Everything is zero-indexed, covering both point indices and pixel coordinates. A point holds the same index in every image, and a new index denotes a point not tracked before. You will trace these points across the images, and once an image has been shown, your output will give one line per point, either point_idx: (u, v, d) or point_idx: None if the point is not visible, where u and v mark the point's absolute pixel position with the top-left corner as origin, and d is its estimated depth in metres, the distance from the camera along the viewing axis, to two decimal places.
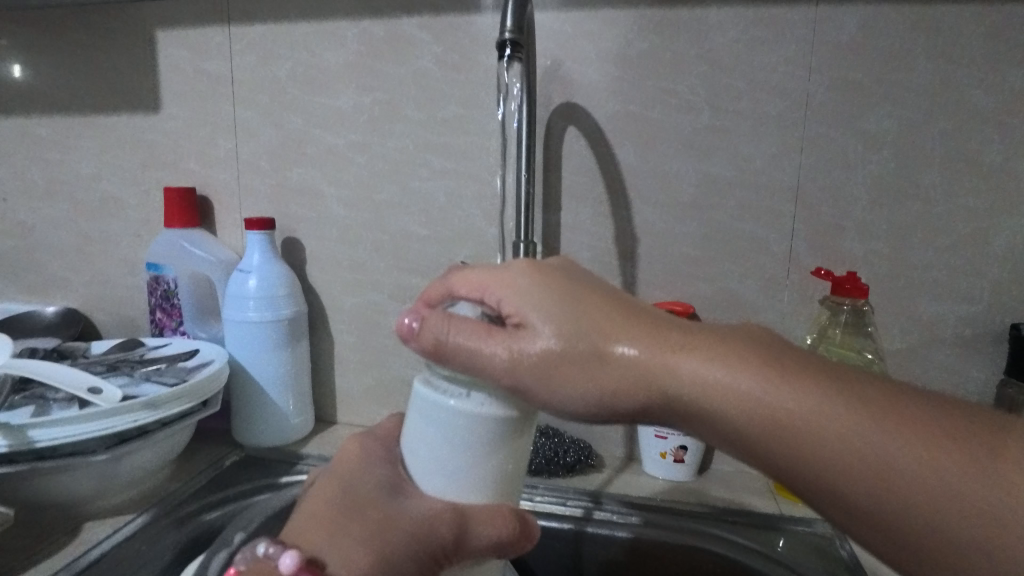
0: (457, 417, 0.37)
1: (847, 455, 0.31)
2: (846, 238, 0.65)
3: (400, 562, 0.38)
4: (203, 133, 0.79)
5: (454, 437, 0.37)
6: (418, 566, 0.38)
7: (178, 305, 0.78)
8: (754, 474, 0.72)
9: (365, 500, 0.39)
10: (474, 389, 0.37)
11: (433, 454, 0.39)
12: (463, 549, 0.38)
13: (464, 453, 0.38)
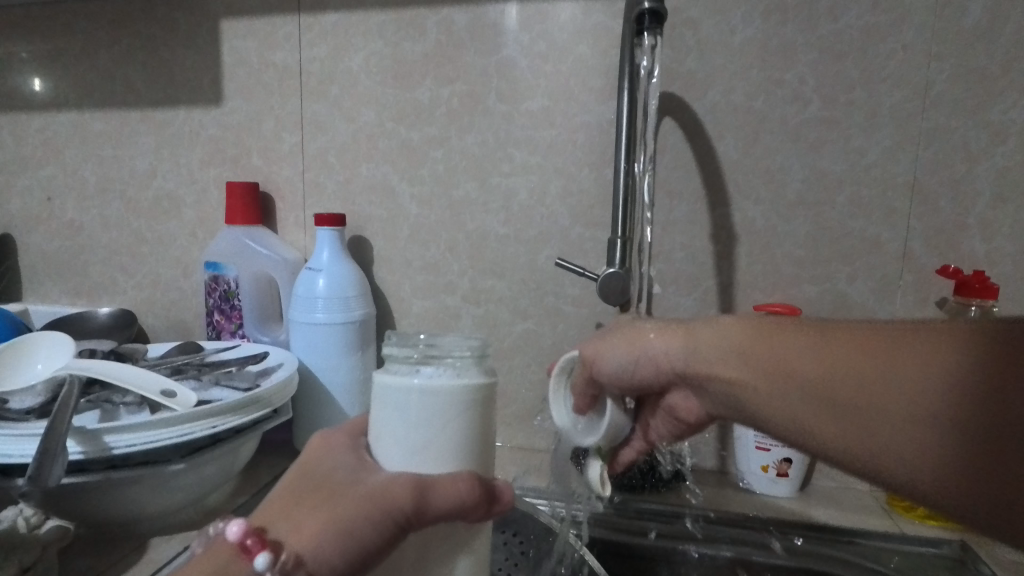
0: (425, 386, 0.33)
1: (917, 411, 0.34)
2: (962, 235, 0.60)
3: (380, 514, 0.32)
4: (269, 128, 0.76)
5: (424, 399, 0.32)
6: (390, 515, 0.32)
7: (238, 307, 0.74)
8: (860, 491, 0.66)
9: (333, 477, 0.34)
10: (428, 363, 0.34)
11: (397, 431, 0.33)
12: (445, 495, 0.32)
13: (438, 414, 0.32)
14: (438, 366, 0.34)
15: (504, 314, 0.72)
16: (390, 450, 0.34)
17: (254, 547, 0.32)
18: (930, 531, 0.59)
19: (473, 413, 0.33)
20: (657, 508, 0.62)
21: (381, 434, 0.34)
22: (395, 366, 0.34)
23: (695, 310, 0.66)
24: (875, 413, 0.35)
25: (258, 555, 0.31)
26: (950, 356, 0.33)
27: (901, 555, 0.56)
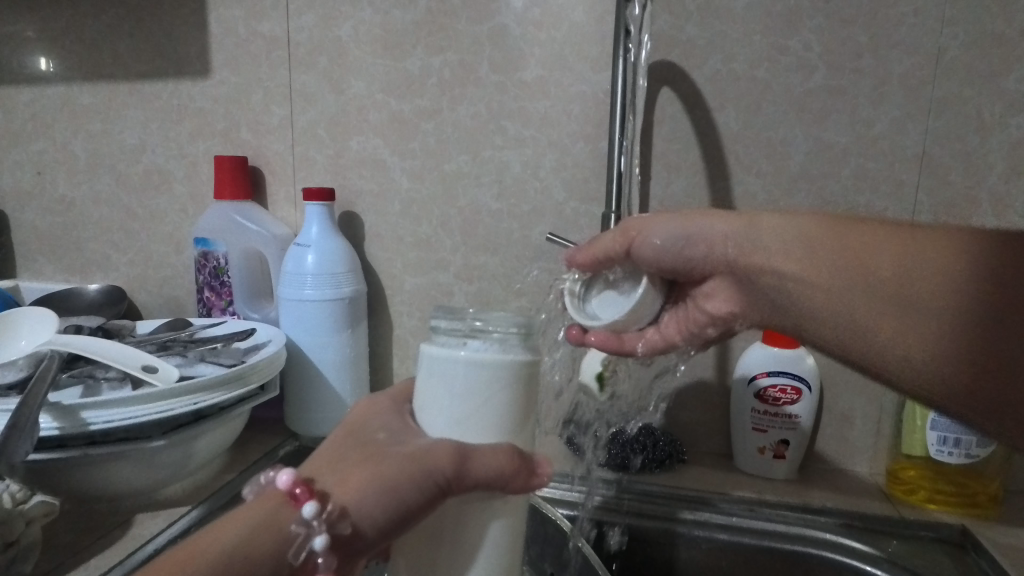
0: (472, 360, 0.33)
1: (943, 292, 0.35)
2: (972, 210, 0.58)
3: (430, 482, 0.32)
4: (257, 100, 0.74)
5: (471, 374, 0.33)
6: (442, 480, 0.32)
7: (228, 284, 0.73)
8: (860, 473, 0.65)
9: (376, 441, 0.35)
10: (476, 336, 0.34)
11: (444, 401, 0.34)
12: (489, 465, 0.32)
13: (484, 388, 0.33)
14: (486, 341, 0.34)
15: (497, 291, 0.70)
16: (434, 419, 0.35)
17: (302, 496, 0.32)
18: (930, 514, 0.58)
19: (520, 387, 0.34)
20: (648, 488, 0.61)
21: (429, 404, 0.35)
22: (444, 338, 0.35)
23: None
24: (911, 300, 0.36)
25: (306, 503, 0.32)
26: (961, 246, 0.35)
27: (900, 539, 0.55)
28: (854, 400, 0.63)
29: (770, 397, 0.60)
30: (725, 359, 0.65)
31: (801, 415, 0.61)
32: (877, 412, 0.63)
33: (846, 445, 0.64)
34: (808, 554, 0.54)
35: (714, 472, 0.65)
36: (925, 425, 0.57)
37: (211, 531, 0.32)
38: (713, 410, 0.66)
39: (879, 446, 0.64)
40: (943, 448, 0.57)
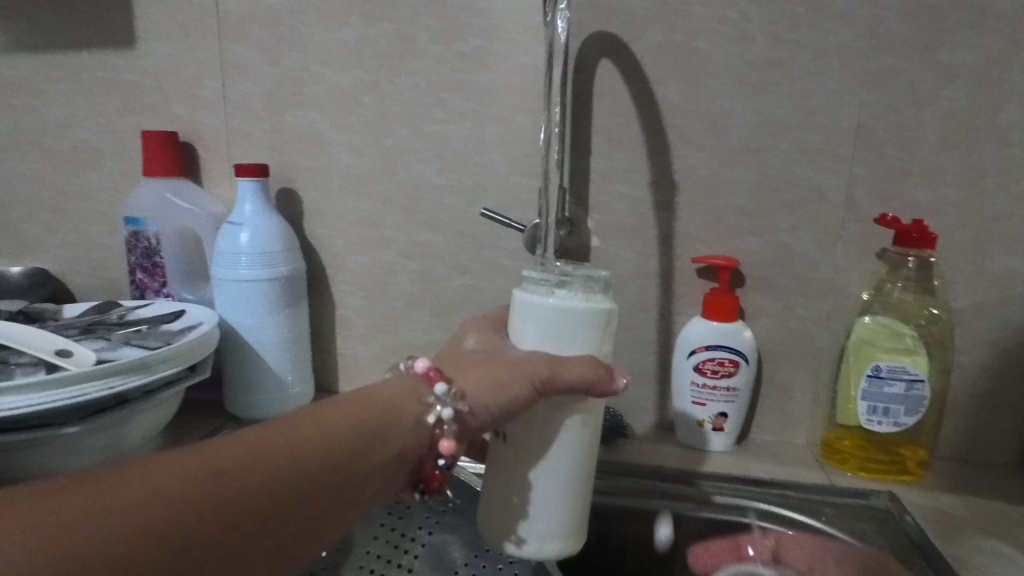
0: (564, 301, 0.41)
1: None
2: (905, 184, 0.58)
3: (535, 382, 0.40)
4: (188, 71, 0.70)
5: (566, 308, 0.40)
6: (549, 381, 0.40)
7: (162, 264, 0.70)
8: (798, 444, 0.66)
9: (472, 356, 0.44)
10: (563, 282, 0.42)
11: (541, 335, 0.42)
12: (576, 376, 0.40)
13: (575, 322, 0.41)
14: (576, 284, 0.41)
15: (441, 269, 0.69)
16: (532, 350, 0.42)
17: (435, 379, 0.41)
18: (861, 482, 0.59)
19: (604, 322, 0.42)
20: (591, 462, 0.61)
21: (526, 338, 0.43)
22: (537, 282, 0.42)
23: (633, 263, 0.64)
24: None
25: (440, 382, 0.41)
26: None
27: (831, 508, 0.56)
28: (793, 373, 0.64)
29: (709, 370, 0.61)
30: (667, 334, 0.65)
31: (739, 388, 0.61)
32: (812, 384, 0.64)
33: (784, 417, 0.65)
34: None
35: (655, 446, 0.65)
36: (857, 395, 0.58)
37: (263, 439, 0.33)
38: (655, 384, 0.66)
39: (814, 418, 0.65)
40: (873, 417, 0.58)
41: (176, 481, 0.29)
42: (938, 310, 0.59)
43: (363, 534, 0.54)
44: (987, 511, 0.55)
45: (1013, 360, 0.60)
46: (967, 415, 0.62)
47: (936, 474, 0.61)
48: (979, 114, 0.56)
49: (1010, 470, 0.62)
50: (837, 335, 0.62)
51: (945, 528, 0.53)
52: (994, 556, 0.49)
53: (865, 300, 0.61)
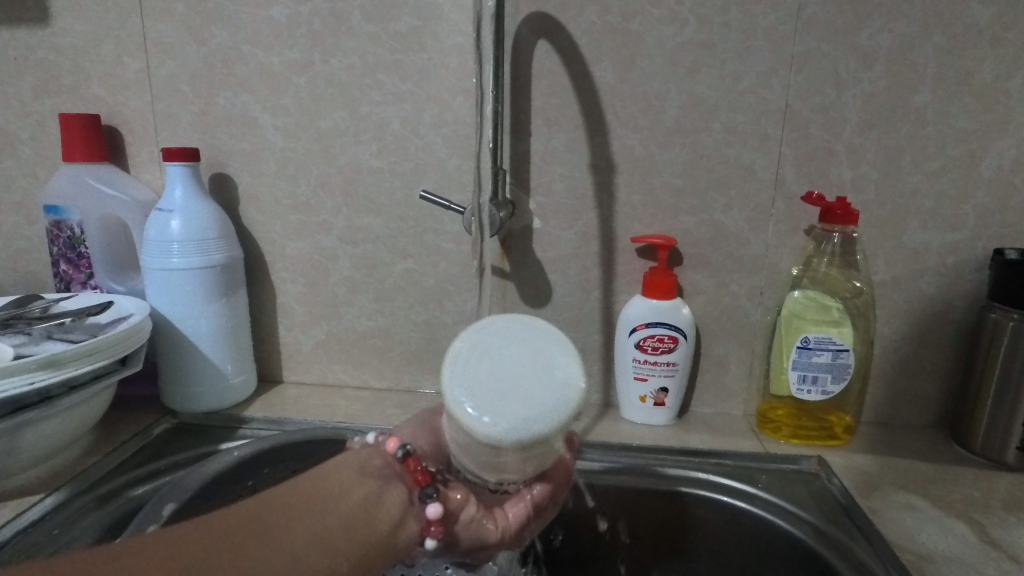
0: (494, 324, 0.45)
1: None
2: (829, 162, 0.61)
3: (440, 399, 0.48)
4: (107, 50, 0.66)
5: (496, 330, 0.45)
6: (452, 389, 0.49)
7: (87, 255, 0.67)
8: (734, 415, 0.68)
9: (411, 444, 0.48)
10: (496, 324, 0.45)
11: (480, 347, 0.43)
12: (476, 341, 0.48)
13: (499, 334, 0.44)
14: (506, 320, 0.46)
15: (383, 254, 0.68)
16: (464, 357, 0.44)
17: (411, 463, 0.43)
18: (792, 448, 0.62)
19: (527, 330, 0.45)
20: None
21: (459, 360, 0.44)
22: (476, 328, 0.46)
23: (574, 243, 0.65)
24: None
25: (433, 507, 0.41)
26: None
27: (765, 473, 0.59)
28: (729, 347, 0.66)
29: (649, 347, 0.63)
30: (610, 313, 0.66)
31: (678, 363, 0.63)
32: (748, 356, 0.66)
33: (722, 390, 0.68)
34: (682, 493, 0.57)
35: (600, 422, 0.67)
36: (788, 365, 0.61)
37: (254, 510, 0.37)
38: (599, 362, 0.68)
39: (750, 389, 0.67)
40: (803, 386, 0.61)
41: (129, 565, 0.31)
42: (861, 283, 0.62)
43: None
44: (905, 469, 0.59)
45: (929, 327, 0.64)
46: (888, 380, 0.66)
47: (862, 436, 0.65)
48: (894, 95, 0.59)
49: (927, 430, 0.67)
50: (769, 310, 0.65)
51: (867, 486, 0.56)
52: (910, 509, 0.53)
53: (795, 275, 0.63)
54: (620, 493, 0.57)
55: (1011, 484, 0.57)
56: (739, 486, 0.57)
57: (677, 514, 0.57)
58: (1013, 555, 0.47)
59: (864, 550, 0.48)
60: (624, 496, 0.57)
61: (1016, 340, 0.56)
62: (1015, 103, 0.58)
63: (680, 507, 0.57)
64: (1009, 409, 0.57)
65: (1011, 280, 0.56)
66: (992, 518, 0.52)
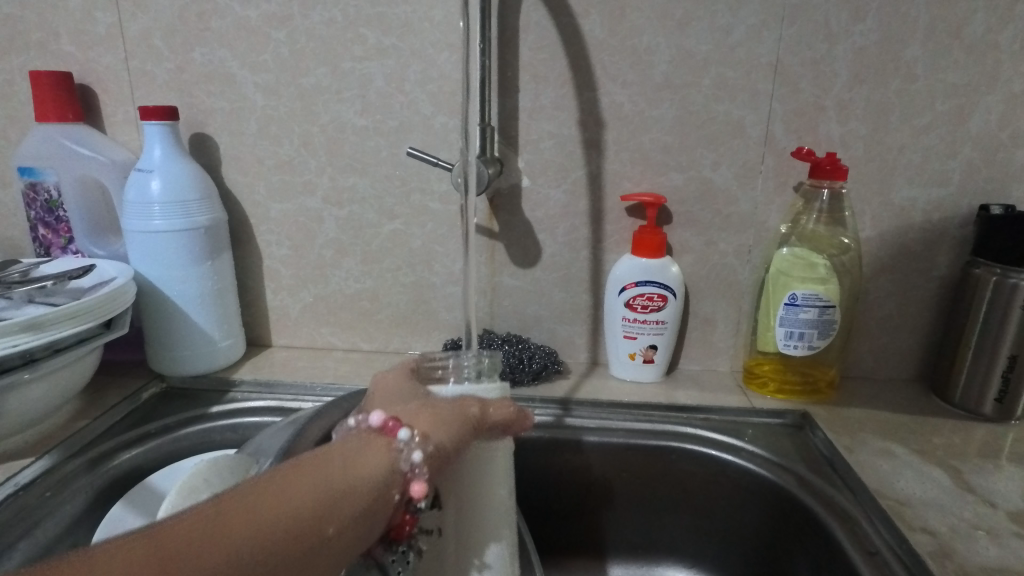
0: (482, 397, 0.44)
1: None
2: (819, 118, 0.60)
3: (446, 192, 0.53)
4: (75, 2, 0.63)
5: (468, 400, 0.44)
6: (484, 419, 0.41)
7: (65, 219, 0.66)
8: (722, 371, 0.69)
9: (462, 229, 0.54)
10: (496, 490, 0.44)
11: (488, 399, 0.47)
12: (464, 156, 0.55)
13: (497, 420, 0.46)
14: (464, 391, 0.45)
15: (369, 215, 0.68)
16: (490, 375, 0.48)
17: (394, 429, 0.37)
18: (777, 402, 0.63)
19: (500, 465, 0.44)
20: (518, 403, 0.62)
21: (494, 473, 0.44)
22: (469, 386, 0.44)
23: (562, 201, 0.64)
24: None
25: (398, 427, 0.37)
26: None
27: (751, 427, 0.60)
28: (716, 304, 0.67)
29: (638, 306, 0.63)
30: (598, 272, 0.66)
31: (667, 321, 0.63)
32: (737, 313, 0.67)
33: (709, 347, 0.69)
34: (668, 447, 0.58)
35: (590, 379, 0.67)
36: (775, 322, 0.62)
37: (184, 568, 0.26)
38: (589, 320, 0.68)
39: (738, 345, 0.68)
40: (789, 342, 0.61)
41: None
42: (848, 240, 0.62)
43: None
44: (886, 420, 0.60)
45: (913, 281, 0.65)
46: (871, 336, 0.67)
47: (846, 390, 0.66)
48: (885, 48, 0.58)
49: (908, 383, 0.68)
50: (756, 268, 0.65)
51: (851, 436, 0.57)
52: (891, 458, 0.54)
53: (783, 233, 0.63)
54: (615, 450, 0.58)
55: (988, 432, 0.59)
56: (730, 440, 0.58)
57: (665, 467, 0.58)
58: (987, 498, 0.49)
59: (846, 497, 0.50)
60: (623, 451, 0.58)
61: (997, 293, 0.57)
62: (1005, 57, 0.57)
63: (679, 461, 0.58)
64: (987, 360, 0.59)
65: (995, 234, 0.57)
66: (968, 463, 0.53)
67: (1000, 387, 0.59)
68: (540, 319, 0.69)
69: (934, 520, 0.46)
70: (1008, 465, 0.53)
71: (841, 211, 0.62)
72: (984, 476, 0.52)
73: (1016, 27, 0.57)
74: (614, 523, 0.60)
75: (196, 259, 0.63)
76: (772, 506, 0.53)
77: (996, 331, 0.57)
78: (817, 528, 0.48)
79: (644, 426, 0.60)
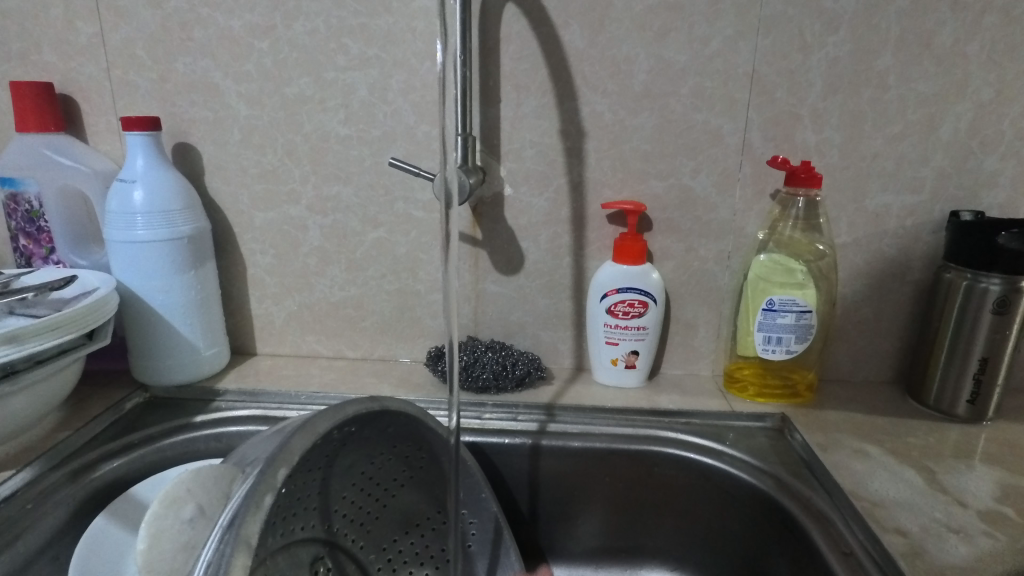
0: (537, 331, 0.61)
1: None
2: (796, 126, 0.62)
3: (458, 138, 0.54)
4: (55, 12, 0.63)
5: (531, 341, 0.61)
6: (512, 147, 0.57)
7: (47, 228, 0.66)
8: (704, 376, 0.70)
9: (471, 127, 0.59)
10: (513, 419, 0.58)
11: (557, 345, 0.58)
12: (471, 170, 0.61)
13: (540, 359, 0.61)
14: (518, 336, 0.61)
15: (353, 223, 0.68)
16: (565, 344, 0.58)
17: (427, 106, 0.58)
18: (757, 406, 0.64)
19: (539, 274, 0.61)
20: (503, 409, 0.63)
21: None
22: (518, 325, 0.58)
23: (544, 208, 0.65)
24: None
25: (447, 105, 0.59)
26: None
27: (732, 431, 0.61)
28: (697, 310, 0.68)
29: (620, 312, 0.64)
30: (581, 278, 0.67)
31: (648, 326, 0.64)
32: (717, 317, 0.68)
33: (691, 352, 0.70)
34: (653, 452, 0.58)
35: (575, 384, 0.68)
36: (754, 327, 0.63)
37: None
38: (573, 326, 0.69)
39: (719, 349, 0.69)
40: (768, 346, 0.63)
41: None
42: (824, 246, 0.63)
43: (343, 482, 0.47)
44: (863, 422, 0.62)
45: (888, 285, 0.66)
46: (849, 339, 0.68)
47: (824, 392, 0.67)
48: (858, 59, 0.60)
49: (885, 385, 0.70)
50: (736, 274, 0.66)
51: (828, 438, 0.59)
52: (867, 459, 0.55)
53: (761, 239, 0.64)
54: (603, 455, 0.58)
55: (960, 432, 0.60)
56: (712, 444, 0.59)
57: (650, 472, 0.58)
58: (957, 497, 0.50)
59: (823, 499, 0.51)
60: (611, 458, 0.58)
61: (968, 297, 0.58)
62: (973, 67, 0.59)
63: (666, 466, 0.58)
64: (960, 362, 0.60)
65: (964, 241, 0.58)
66: (940, 462, 0.55)
67: (972, 389, 0.60)
68: (524, 326, 0.69)
69: (906, 519, 0.47)
70: (979, 464, 0.55)
71: (817, 217, 0.63)
72: (955, 475, 0.53)
73: (983, 39, 0.58)
74: (596, 527, 0.60)
75: (179, 268, 0.63)
76: (753, 510, 0.54)
77: (967, 334, 0.59)
78: (795, 529, 0.49)
79: (634, 432, 0.60)
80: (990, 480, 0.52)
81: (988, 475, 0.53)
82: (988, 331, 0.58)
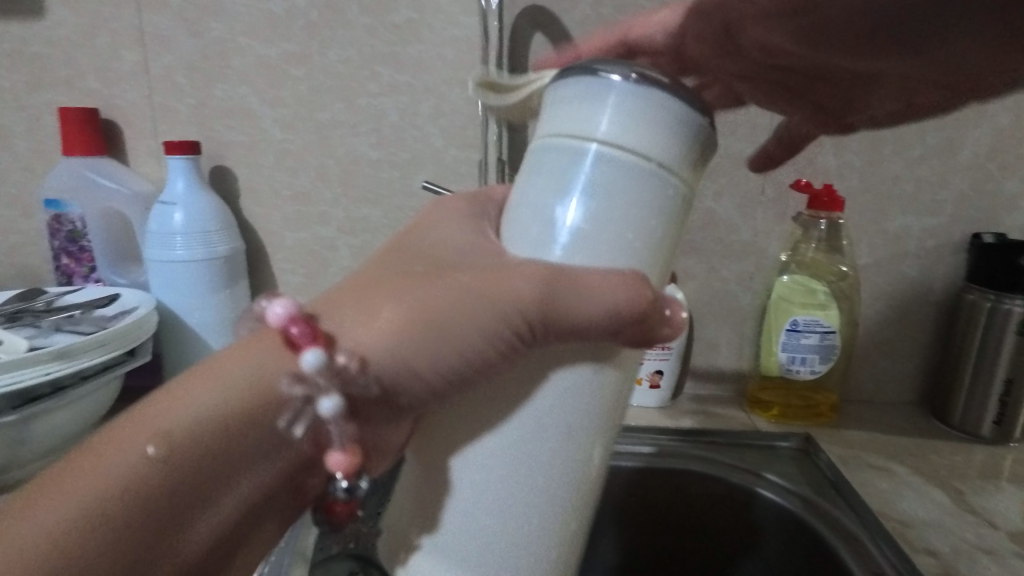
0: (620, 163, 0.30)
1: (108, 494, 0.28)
2: (817, 150, 0.63)
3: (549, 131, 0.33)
4: (101, 41, 0.66)
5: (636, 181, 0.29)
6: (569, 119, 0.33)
7: (88, 248, 0.68)
8: (726, 395, 0.71)
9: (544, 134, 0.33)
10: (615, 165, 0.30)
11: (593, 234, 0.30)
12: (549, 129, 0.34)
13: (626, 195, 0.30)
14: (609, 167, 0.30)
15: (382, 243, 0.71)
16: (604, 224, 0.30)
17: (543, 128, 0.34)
18: (779, 426, 0.65)
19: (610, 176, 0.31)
20: None
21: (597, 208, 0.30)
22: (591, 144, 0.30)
23: None
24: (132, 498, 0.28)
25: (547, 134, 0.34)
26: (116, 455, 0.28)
27: (756, 450, 0.61)
28: (719, 330, 0.69)
29: None
30: None
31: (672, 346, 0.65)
32: (739, 337, 0.69)
33: (713, 371, 0.71)
34: (680, 470, 0.59)
35: None
36: (777, 347, 0.64)
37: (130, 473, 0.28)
38: None
39: (741, 368, 0.70)
40: (791, 366, 0.63)
41: (119, 472, 0.28)
42: (846, 268, 0.64)
43: None
44: (886, 442, 0.62)
45: (909, 307, 0.67)
46: (871, 359, 0.69)
47: (846, 412, 0.68)
48: None
49: (905, 405, 0.70)
50: (758, 294, 0.68)
51: (852, 457, 0.59)
52: (893, 479, 0.56)
53: (783, 260, 0.65)
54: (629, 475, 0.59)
55: (984, 453, 0.60)
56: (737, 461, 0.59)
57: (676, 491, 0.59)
58: (985, 517, 0.50)
59: (851, 519, 0.50)
60: (637, 476, 0.59)
61: (992, 318, 0.59)
62: (991, 92, 0.60)
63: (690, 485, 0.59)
64: (984, 383, 0.60)
65: (987, 262, 0.59)
66: (966, 481, 0.55)
67: (998, 410, 0.60)
68: None
69: (936, 540, 0.47)
70: (1005, 484, 0.55)
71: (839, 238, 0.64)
72: (981, 493, 0.54)
73: None
74: (635, 546, 0.61)
75: (211, 287, 0.65)
76: (780, 530, 0.55)
77: (992, 355, 0.59)
78: (823, 549, 0.49)
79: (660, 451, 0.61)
80: (1017, 500, 0.53)
81: (1015, 494, 0.53)
82: (1012, 352, 0.58)
